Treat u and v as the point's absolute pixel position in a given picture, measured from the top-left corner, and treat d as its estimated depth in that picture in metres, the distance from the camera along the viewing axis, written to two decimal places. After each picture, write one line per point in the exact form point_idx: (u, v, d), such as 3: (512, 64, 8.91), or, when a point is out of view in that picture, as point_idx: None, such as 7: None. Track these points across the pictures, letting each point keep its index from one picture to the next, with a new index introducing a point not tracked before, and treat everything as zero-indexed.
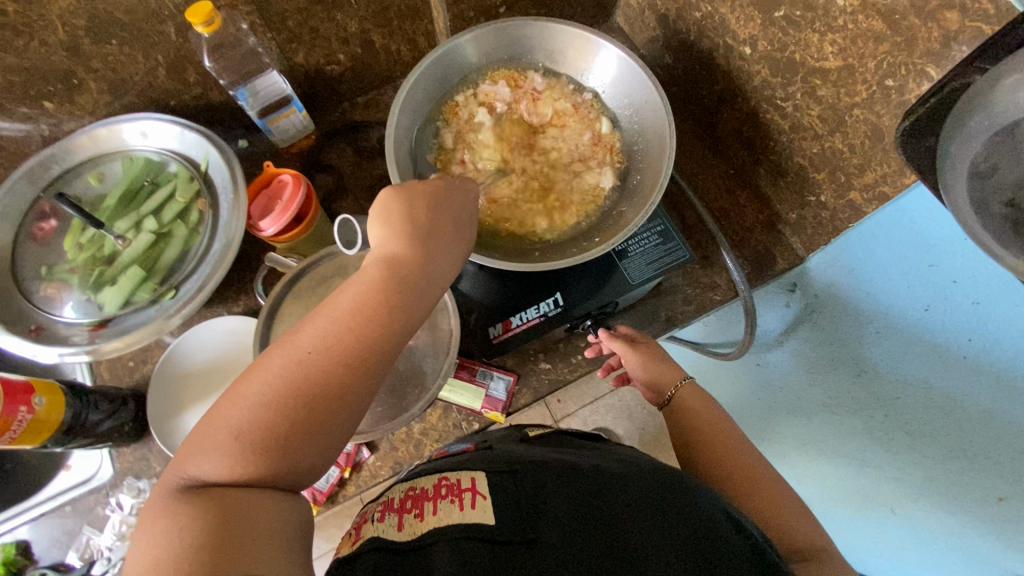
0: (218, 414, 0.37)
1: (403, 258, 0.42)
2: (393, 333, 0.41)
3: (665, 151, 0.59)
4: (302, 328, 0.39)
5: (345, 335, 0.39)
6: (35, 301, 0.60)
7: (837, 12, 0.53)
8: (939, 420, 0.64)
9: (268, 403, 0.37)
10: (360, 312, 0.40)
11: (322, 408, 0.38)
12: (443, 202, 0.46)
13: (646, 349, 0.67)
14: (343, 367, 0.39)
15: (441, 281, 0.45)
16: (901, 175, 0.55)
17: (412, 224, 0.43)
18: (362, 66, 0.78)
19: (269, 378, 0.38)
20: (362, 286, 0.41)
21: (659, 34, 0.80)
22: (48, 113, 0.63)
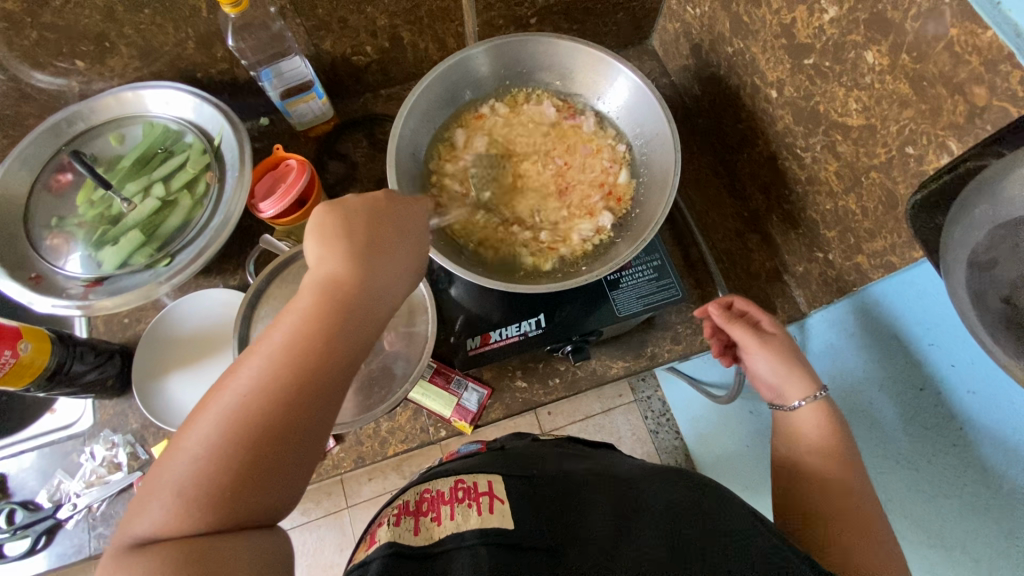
0: (161, 468, 0.36)
1: (341, 281, 0.41)
2: (337, 357, 0.39)
3: (668, 185, 0.59)
4: (236, 368, 0.38)
5: (280, 369, 0.37)
6: (41, 249, 0.63)
7: (865, 68, 0.51)
8: (930, 502, 0.60)
9: (209, 450, 0.35)
10: (297, 342, 0.38)
11: (267, 444, 0.36)
12: (388, 217, 0.45)
13: (779, 343, 0.58)
14: (284, 401, 0.37)
15: (385, 298, 0.43)
16: (911, 247, 0.52)
17: (352, 245, 0.42)
18: (389, 60, 0.78)
19: (209, 420, 0.36)
20: (295, 316, 0.39)
21: (691, 63, 0.79)
22: (80, 71, 0.66)
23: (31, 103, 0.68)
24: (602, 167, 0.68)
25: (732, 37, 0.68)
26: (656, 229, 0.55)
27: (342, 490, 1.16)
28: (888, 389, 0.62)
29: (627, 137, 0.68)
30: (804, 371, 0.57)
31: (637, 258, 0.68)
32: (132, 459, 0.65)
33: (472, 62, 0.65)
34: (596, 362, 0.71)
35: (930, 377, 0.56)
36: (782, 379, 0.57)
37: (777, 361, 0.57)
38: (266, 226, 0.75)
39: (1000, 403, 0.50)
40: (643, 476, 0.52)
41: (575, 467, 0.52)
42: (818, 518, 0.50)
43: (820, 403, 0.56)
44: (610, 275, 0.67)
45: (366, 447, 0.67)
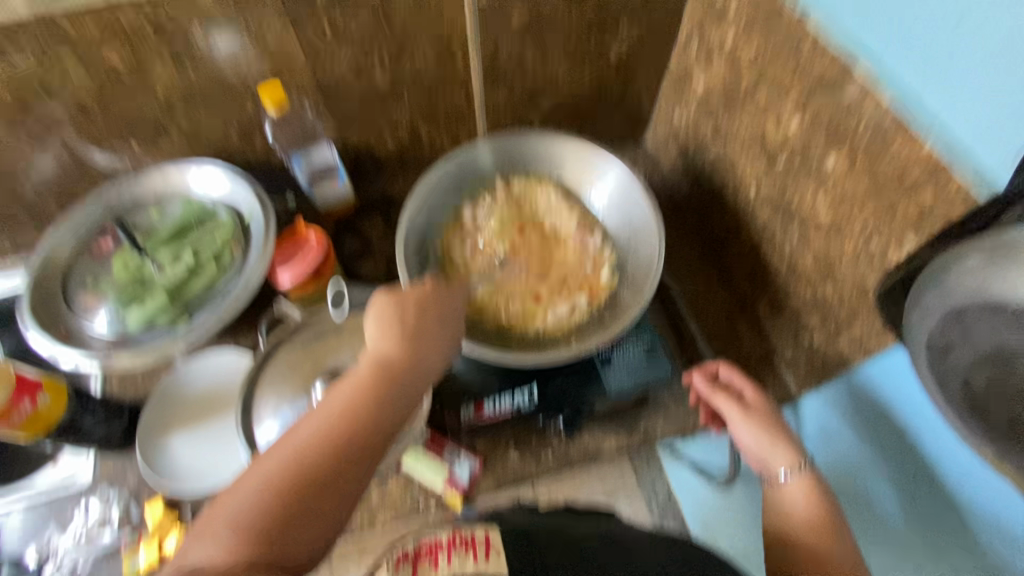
0: (221, 504, 0.41)
1: (390, 356, 0.48)
2: (381, 421, 0.46)
3: (651, 274, 0.65)
4: (301, 423, 0.45)
5: (339, 425, 0.44)
6: (75, 307, 0.69)
7: (828, 171, 0.57)
8: None
9: (261, 493, 0.41)
10: (349, 403, 0.45)
11: (316, 491, 0.42)
12: (433, 307, 0.53)
13: (762, 414, 0.58)
14: (331, 456, 0.43)
15: (429, 372, 0.50)
16: (884, 334, 0.55)
17: (401, 326, 0.50)
18: (407, 152, 0.88)
19: (268, 466, 0.42)
20: (354, 384, 0.47)
21: (679, 162, 0.87)
22: (135, 153, 0.75)
23: (87, 178, 0.76)
24: (594, 258, 0.72)
25: (713, 140, 0.76)
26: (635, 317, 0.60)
27: None
28: (883, 476, 0.62)
29: (615, 226, 0.73)
30: (786, 442, 0.57)
31: (629, 336, 0.71)
32: (123, 517, 0.65)
33: (476, 157, 0.74)
34: (589, 438, 0.72)
35: (923, 463, 0.56)
36: (766, 449, 0.57)
37: (760, 431, 0.58)
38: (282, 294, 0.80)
39: (983, 492, 0.51)
40: (636, 538, 0.51)
41: (567, 525, 0.52)
42: None
43: (806, 474, 0.55)
44: (602, 352, 0.69)
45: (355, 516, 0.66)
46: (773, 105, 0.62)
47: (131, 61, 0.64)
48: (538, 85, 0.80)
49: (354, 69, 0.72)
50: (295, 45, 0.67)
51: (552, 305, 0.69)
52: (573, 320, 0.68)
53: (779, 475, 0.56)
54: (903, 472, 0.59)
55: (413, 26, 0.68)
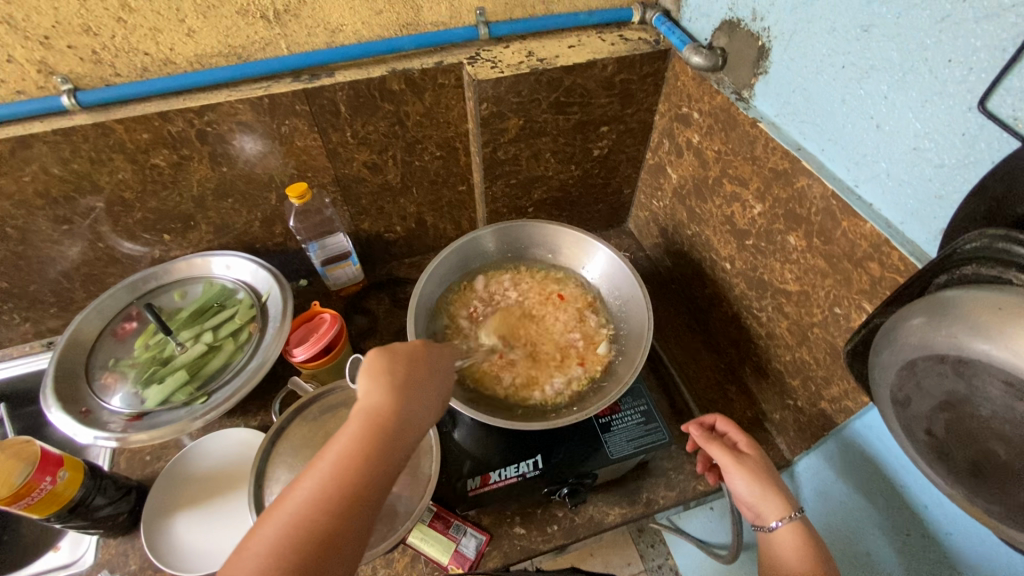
0: (228, 568, 0.41)
1: (385, 410, 0.48)
2: (380, 474, 0.45)
3: (643, 340, 0.70)
4: (297, 480, 0.44)
5: (335, 485, 0.44)
6: (95, 387, 0.72)
7: (791, 248, 0.65)
8: None
9: (269, 554, 0.41)
10: (348, 459, 0.45)
11: (317, 554, 0.42)
12: (424, 360, 0.54)
13: (754, 463, 0.60)
14: (334, 513, 0.43)
15: (422, 422, 0.50)
16: (859, 392, 0.60)
17: (395, 378, 0.50)
18: (414, 237, 0.96)
19: (273, 528, 0.42)
20: (347, 439, 0.46)
21: (661, 241, 0.96)
22: (164, 242, 0.82)
23: (115, 265, 0.82)
24: (592, 335, 0.77)
25: (689, 222, 0.85)
26: (634, 373, 0.64)
27: None
28: (882, 535, 0.64)
29: (608, 300, 0.80)
30: (779, 493, 0.58)
31: (626, 403, 0.75)
32: None
33: (481, 242, 0.82)
34: (593, 508, 0.73)
35: (916, 518, 0.59)
36: (757, 498, 0.58)
37: (752, 480, 0.59)
38: (293, 371, 0.84)
39: (976, 541, 0.53)
40: None
41: None
42: None
43: (797, 523, 0.56)
44: (602, 419, 0.73)
45: None
46: (738, 192, 0.72)
47: (173, 163, 0.72)
48: (532, 179, 0.89)
49: (370, 167, 0.81)
50: (318, 147, 0.76)
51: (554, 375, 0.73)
52: (573, 391, 0.72)
53: (771, 525, 0.57)
54: (900, 529, 0.61)
55: (421, 131, 0.79)
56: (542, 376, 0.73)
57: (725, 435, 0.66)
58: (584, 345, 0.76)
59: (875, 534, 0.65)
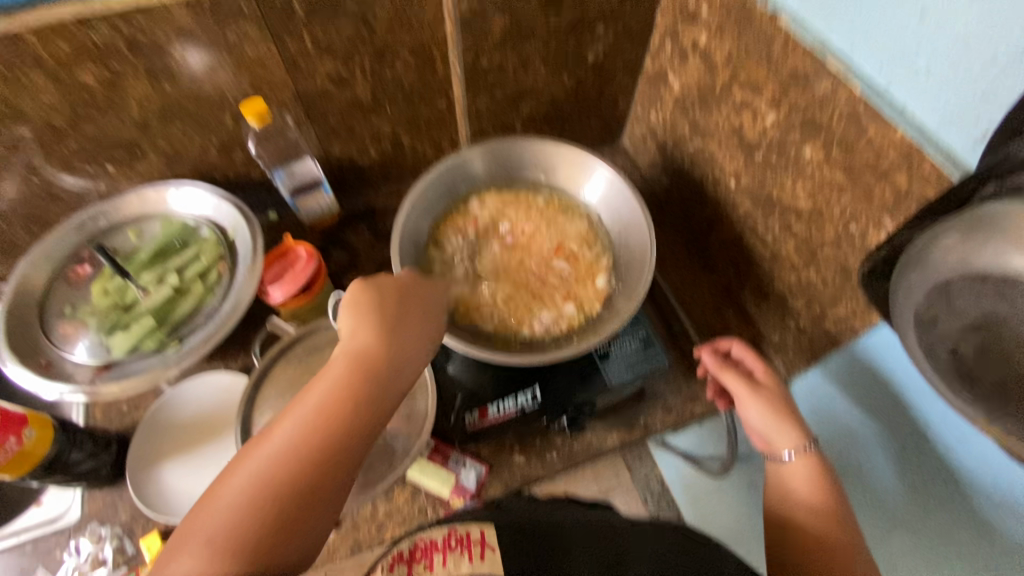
0: (193, 520, 0.37)
1: (373, 350, 0.44)
2: (367, 422, 0.41)
3: (646, 266, 0.66)
4: (274, 425, 0.40)
5: (318, 427, 0.40)
6: (53, 338, 0.66)
7: (806, 161, 0.60)
8: (945, 556, 0.59)
9: (238, 507, 0.37)
10: (330, 403, 0.41)
11: (298, 499, 0.38)
12: (414, 299, 0.49)
13: (768, 393, 0.61)
14: (312, 462, 0.39)
15: (414, 362, 0.46)
16: (869, 312, 0.58)
17: (381, 316, 0.46)
18: (391, 161, 0.87)
19: (248, 473, 0.38)
20: (333, 378, 0.42)
21: (658, 159, 0.89)
22: (108, 174, 0.72)
23: (57, 203, 0.73)
24: (591, 266, 0.73)
25: (692, 136, 0.78)
26: (636, 304, 0.61)
27: None
28: (881, 446, 0.64)
29: (608, 228, 0.75)
30: (794, 424, 0.59)
31: (624, 331, 0.72)
32: (118, 554, 0.62)
33: (470, 164, 0.75)
34: (592, 435, 0.73)
35: (914, 430, 0.59)
36: (772, 429, 0.59)
37: (767, 409, 0.60)
38: (271, 311, 0.79)
39: (972, 451, 0.53)
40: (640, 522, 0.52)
41: (569, 514, 0.53)
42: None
43: (810, 454, 0.57)
44: (601, 347, 0.70)
45: (364, 531, 0.66)
46: (749, 100, 0.65)
47: (104, 79, 0.62)
48: (519, 92, 0.80)
49: (336, 80, 0.71)
50: (273, 58, 0.66)
51: (550, 310, 0.70)
52: (570, 324, 0.69)
53: (784, 454, 0.58)
54: (899, 441, 0.62)
55: (392, 37, 0.69)
56: (539, 307, 0.70)
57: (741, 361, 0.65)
58: (583, 277, 0.72)
59: (878, 449, 0.65)
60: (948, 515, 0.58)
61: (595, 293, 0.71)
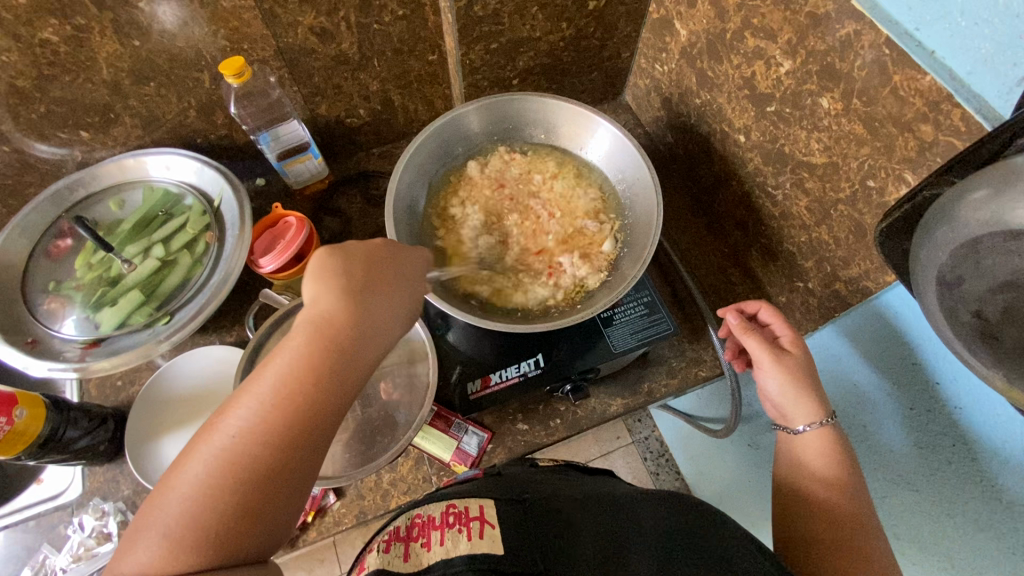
0: (153, 504, 0.36)
1: (337, 325, 0.41)
2: (330, 402, 0.40)
3: (652, 228, 0.63)
4: (231, 406, 0.38)
5: (278, 408, 0.38)
6: (37, 314, 0.63)
7: (822, 113, 0.56)
8: (950, 510, 0.60)
9: (199, 491, 0.36)
10: (291, 384, 0.38)
11: (262, 481, 0.37)
12: (385, 265, 0.45)
13: (793, 363, 0.58)
14: (275, 446, 0.38)
15: (383, 334, 0.43)
16: (883, 272, 0.56)
17: (349, 286, 0.42)
18: (381, 121, 0.83)
19: (207, 454, 0.37)
20: (294, 355, 0.39)
21: (663, 114, 0.85)
22: (83, 140, 0.69)
23: (32, 173, 0.69)
24: (596, 229, 0.70)
25: (699, 89, 0.74)
26: (644, 266, 0.58)
27: (336, 555, 1.15)
28: (889, 404, 0.65)
29: (613, 187, 0.72)
30: (814, 398, 0.58)
31: (628, 296, 0.71)
32: (122, 528, 0.62)
33: (466, 122, 0.71)
34: (595, 401, 0.72)
35: (927, 387, 0.59)
36: (789, 402, 0.58)
37: (788, 381, 0.58)
38: (263, 282, 0.76)
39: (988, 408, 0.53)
40: (642, 501, 0.52)
41: (569, 491, 0.53)
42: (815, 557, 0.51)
43: (825, 430, 0.57)
44: (604, 313, 0.69)
45: (368, 500, 0.65)
46: (763, 48, 0.61)
47: (68, 37, 0.57)
48: (516, 44, 0.75)
49: (319, 34, 0.66)
50: (250, 10, 0.61)
51: (551, 275, 0.67)
52: (573, 291, 0.66)
53: (797, 428, 0.58)
54: (908, 400, 0.62)
55: None
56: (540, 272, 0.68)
57: (766, 324, 0.63)
58: (586, 239, 0.69)
59: (882, 407, 0.66)
60: (956, 471, 0.58)
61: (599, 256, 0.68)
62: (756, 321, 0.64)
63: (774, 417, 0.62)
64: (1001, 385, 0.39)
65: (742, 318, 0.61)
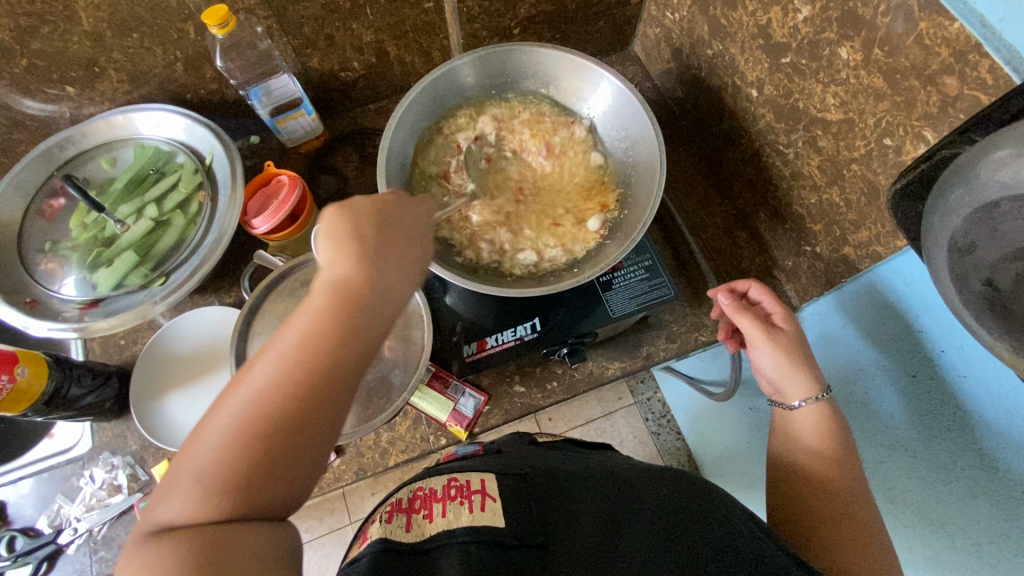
0: (181, 460, 0.35)
1: (354, 283, 0.40)
2: (348, 359, 0.38)
3: (653, 189, 0.60)
4: (258, 360, 0.37)
5: (299, 367, 0.37)
6: (35, 273, 0.63)
7: (841, 64, 0.52)
8: (948, 481, 0.59)
9: (225, 448, 0.34)
10: (315, 338, 0.37)
11: (284, 440, 0.35)
12: (406, 224, 0.44)
13: (786, 340, 0.58)
14: (299, 400, 0.36)
15: (398, 295, 0.42)
16: (894, 237, 0.53)
17: (364, 243, 0.41)
18: (376, 74, 0.80)
19: (228, 412, 0.35)
20: (313, 313, 0.38)
21: (673, 66, 0.80)
22: (70, 96, 0.67)
23: (23, 130, 0.68)
24: (590, 191, 0.68)
25: (711, 39, 0.70)
26: (644, 229, 0.57)
27: (345, 505, 1.20)
28: (889, 373, 0.64)
29: (612, 145, 0.69)
30: (808, 372, 0.57)
31: (628, 259, 0.69)
32: (132, 480, 0.65)
33: (460, 74, 0.67)
34: (593, 364, 0.71)
35: (929, 358, 0.58)
36: (784, 378, 0.57)
37: (782, 359, 0.57)
38: (260, 242, 0.76)
39: (996, 381, 0.52)
40: (641, 476, 0.52)
41: (569, 466, 0.53)
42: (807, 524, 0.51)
43: (820, 405, 0.56)
44: (603, 277, 0.68)
45: (367, 458, 0.67)
46: None
47: None
48: None
49: None
50: None
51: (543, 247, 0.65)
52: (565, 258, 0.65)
53: (792, 405, 0.58)
54: (909, 370, 0.61)
55: None
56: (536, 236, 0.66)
57: (758, 302, 0.62)
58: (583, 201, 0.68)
59: (882, 377, 0.65)
60: (955, 444, 0.57)
61: (594, 233, 0.66)
62: (748, 299, 0.63)
63: (768, 393, 0.61)
64: (1008, 357, 0.37)
65: (733, 299, 0.60)
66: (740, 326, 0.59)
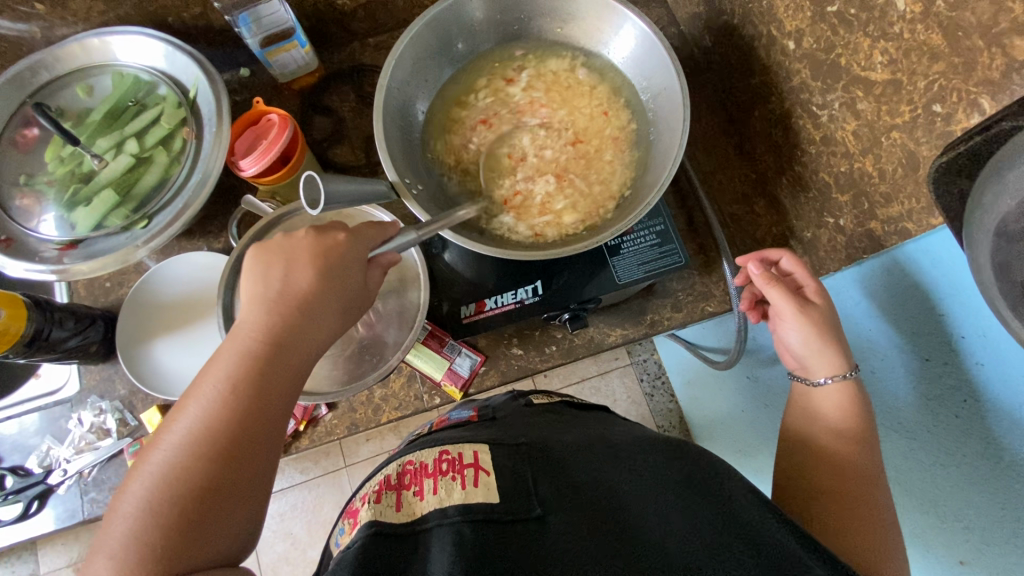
0: (109, 524, 0.36)
1: (274, 332, 0.41)
2: (271, 404, 0.40)
3: (672, 150, 0.56)
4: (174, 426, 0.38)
5: (219, 418, 0.38)
6: (9, 209, 0.60)
7: (895, 16, 0.47)
8: (942, 471, 0.59)
9: (150, 504, 0.35)
10: (230, 397, 0.38)
11: (216, 490, 0.37)
12: (330, 257, 0.43)
13: (818, 315, 0.56)
14: (222, 451, 0.37)
15: (319, 340, 0.43)
16: (929, 214, 0.50)
17: (277, 289, 0.42)
18: (377, 4, 0.73)
19: (152, 470, 0.37)
20: (229, 366, 0.39)
21: (702, 10, 0.73)
22: (40, 14, 0.62)
23: None
24: (608, 143, 0.63)
25: None
26: (660, 193, 0.52)
27: (340, 450, 1.21)
28: (902, 354, 0.62)
29: (633, 97, 0.64)
30: (837, 350, 0.55)
31: (639, 223, 0.65)
32: (121, 425, 0.64)
33: (468, 8, 0.61)
34: (594, 330, 0.69)
35: (948, 344, 0.56)
36: (811, 353, 0.56)
37: (812, 334, 0.56)
38: (249, 185, 0.71)
39: (1014, 376, 0.50)
40: (635, 444, 0.51)
41: (569, 436, 0.52)
42: (808, 508, 0.50)
43: (847, 383, 0.55)
44: (611, 241, 0.64)
45: (359, 414, 0.66)
46: None
47: None
48: None
49: None
50: None
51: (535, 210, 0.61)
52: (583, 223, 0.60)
53: (819, 382, 0.56)
54: (923, 354, 0.59)
55: None
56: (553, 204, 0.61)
57: (789, 273, 0.59)
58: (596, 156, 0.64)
59: (895, 357, 0.63)
60: (957, 433, 0.57)
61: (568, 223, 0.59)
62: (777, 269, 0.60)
63: (793, 368, 0.60)
64: None
65: (765, 269, 0.57)
66: (769, 298, 0.57)
